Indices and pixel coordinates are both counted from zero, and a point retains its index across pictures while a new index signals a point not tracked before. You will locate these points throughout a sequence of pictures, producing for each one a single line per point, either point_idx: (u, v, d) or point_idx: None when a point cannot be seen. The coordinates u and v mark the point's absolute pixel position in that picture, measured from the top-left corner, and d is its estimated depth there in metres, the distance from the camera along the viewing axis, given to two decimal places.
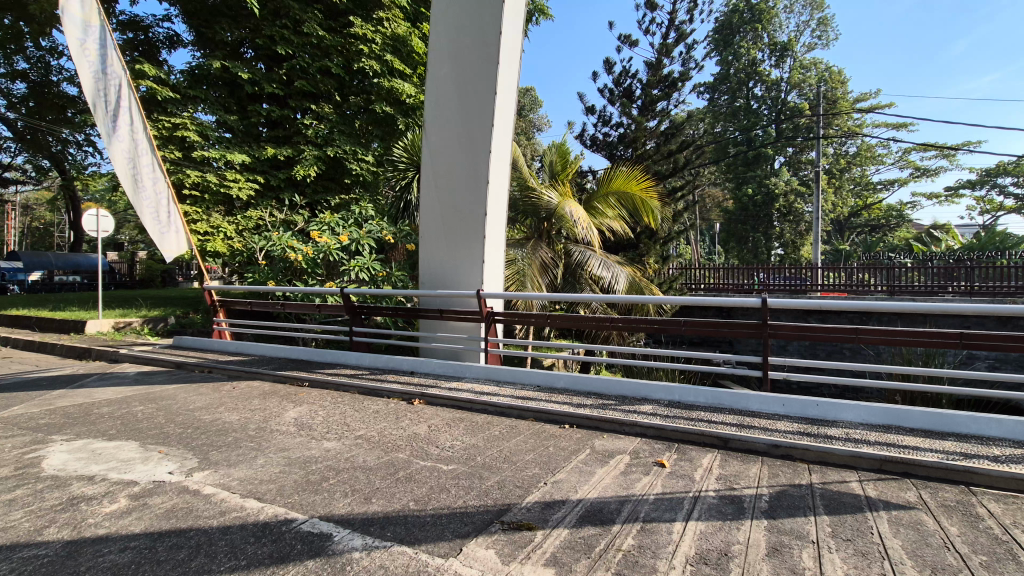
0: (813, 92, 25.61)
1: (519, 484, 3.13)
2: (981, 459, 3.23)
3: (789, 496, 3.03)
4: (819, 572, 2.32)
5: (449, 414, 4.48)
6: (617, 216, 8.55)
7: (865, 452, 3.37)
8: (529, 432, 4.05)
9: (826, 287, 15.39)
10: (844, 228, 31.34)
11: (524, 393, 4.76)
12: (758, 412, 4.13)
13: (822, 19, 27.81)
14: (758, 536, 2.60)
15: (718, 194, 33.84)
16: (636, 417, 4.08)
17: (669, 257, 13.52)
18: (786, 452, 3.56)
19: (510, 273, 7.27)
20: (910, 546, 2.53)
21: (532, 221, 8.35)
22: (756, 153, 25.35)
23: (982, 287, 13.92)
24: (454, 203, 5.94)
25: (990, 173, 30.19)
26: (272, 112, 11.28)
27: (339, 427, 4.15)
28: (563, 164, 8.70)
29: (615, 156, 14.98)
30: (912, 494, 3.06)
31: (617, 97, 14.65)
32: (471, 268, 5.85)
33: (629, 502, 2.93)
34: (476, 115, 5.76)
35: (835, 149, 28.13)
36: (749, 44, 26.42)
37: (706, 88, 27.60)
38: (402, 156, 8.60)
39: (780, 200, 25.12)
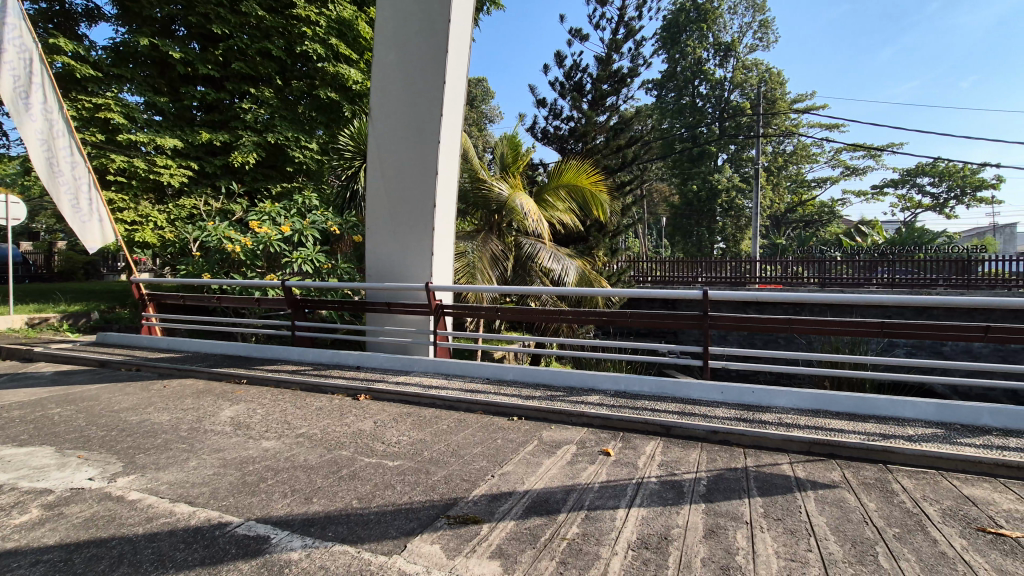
0: (754, 92, 26.68)
1: (466, 478, 3.11)
2: (897, 439, 3.48)
3: (726, 480, 3.16)
4: (751, 551, 2.44)
5: (396, 409, 4.40)
6: (568, 209, 8.61)
7: (795, 435, 3.56)
8: (477, 425, 4.04)
9: (764, 279, 16.17)
10: (781, 224, 32.96)
11: (473, 385, 4.74)
12: (698, 400, 4.28)
13: (763, 22, 28.94)
14: (696, 520, 2.70)
15: (664, 189, 34.89)
16: (584, 408, 4.14)
17: (618, 250, 13.80)
18: (724, 437, 3.72)
19: (460, 266, 7.24)
20: (833, 522, 2.70)
21: (483, 213, 8.34)
22: (701, 150, 26.23)
23: (903, 279, 14.98)
24: (402, 194, 5.81)
25: (910, 173, 32.47)
26: (208, 94, 10.66)
27: (279, 426, 3.99)
28: (514, 155, 8.66)
29: (566, 150, 15.12)
30: (836, 473, 3.27)
31: (568, 90, 14.75)
32: (419, 260, 5.76)
33: (574, 491, 2.98)
34: (425, 104, 5.64)
35: (774, 147, 29.52)
36: (695, 43, 27.23)
37: (653, 84, 28.24)
38: (348, 145, 8.33)
39: (722, 196, 26.10)
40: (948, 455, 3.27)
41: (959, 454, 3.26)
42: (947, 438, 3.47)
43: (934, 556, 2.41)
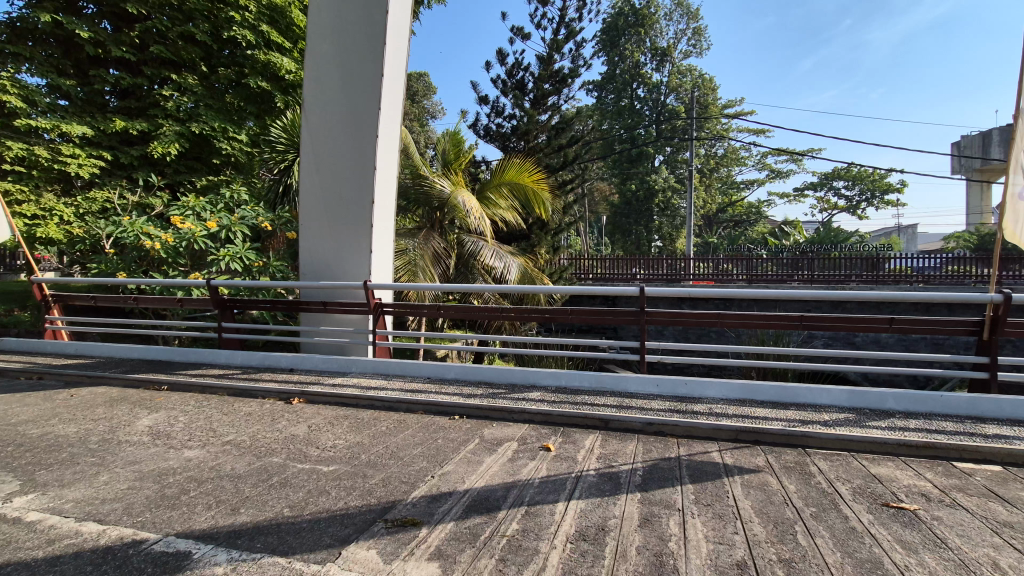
0: (688, 97, 27.80)
1: (405, 480, 3.04)
2: (815, 425, 3.73)
3: (660, 469, 3.28)
4: (682, 537, 2.53)
5: (332, 412, 4.25)
6: (510, 207, 8.64)
7: (724, 424, 3.74)
8: (417, 426, 3.97)
9: (698, 276, 16.92)
10: (713, 223, 34.59)
11: (412, 386, 4.64)
12: (635, 393, 4.40)
13: (696, 29, 30.19)
14: (632, 510, 2.78)
15: (605, 188, 35.76)
16: (525, 404, 4.16)
17: (560, 248, 13.99)
18: (659, 429, 3.86)
19: (401, 264, 7.09)
20: (758, 505, 2.86)
21: (424, 210, 8.23)
22: (639, 151, 27.08)
23: (820, 275, 16.11)
24: (339, 190, 5.62)
25: (828, 177, 34.98)
26: (122, 79, 9.89)
27: (204, 434, 3.76)
28: (456, 152, 8.60)
29: (509, 148, 15.16)
30: (761, 458, 3.46)
31: (510, 88, 14.78)
32: (357, 259, 5.59)
33: (515, 488, 2.98)
34: (362, 97, 5.48)
35: (706, 150, 30.90)
36: (634, 47, 28.09)
37: (594, 85, 28.87)
38: (281, 137, 7.96)
39: (659, 196, 27.03)
40: (858, 437, 3.55)
41: (867, 437, 3.54)
42: (858, 422, 3.76)
43: (845, 532, 2.60)
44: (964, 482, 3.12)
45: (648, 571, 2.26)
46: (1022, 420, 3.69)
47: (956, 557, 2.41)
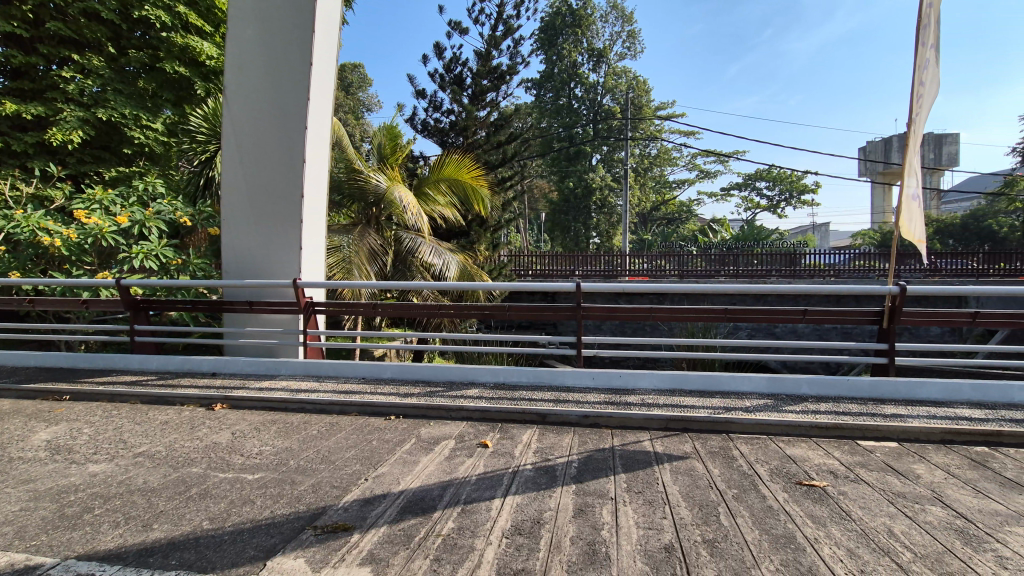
0: (623, 98, 28.59)
1: (336, 484, 2.95)
2: (738, 411, 3.95)
3: (594, 460, 3.36)
4: (614, 525, 2.61)
5: (258, 418, 4.05)
6: (448, 203, 8.55)
7: (655, 414, 3.90)
8: (351, 428, 3.86)
9: (633, 272, 17.48)
10: (648, 221, 35.85)
11: (346, 387, 4.49)
12: (572, 387, 4.46)
13: (631, 32, 31.09)
14: (567, 501, 2.83)
15: (544, 185, 36.23)
16: (463, 402, 4.14)
17: (500, 244, 14.01)
18: (594, 421, 3.96)
19: (334, 261, 6.84)
20: (685, 490, 2.99)
21: (360, 205, 8.01)
22: (577, 149, 27.56)
23: (744, 270, 17.11)
24: (265, 182, 5.35)
25: (751, 178, 37.14)
26: (13, 57, 8.95)
27: (112, 446, 3.47)
28: (393, 146, 8.42)
29: (447, 143, 15.02)
30: (688, 445, 3.63)
31: (448, 83, 14.61)
32: (286, 255, 5.34)
33: (451, 486, 2.96)
34: (290, 86, 5.24)
35: (641, 150, 31.95)
36: (571, 47, 28.54)
37: (532, 83, 29.11)
38: (200, 127, 7.48)
39: (596, 194, 27.65)
40: (775, 421, 3.79)
41: (783, 421, 3.80)
42: (775, 407, 4.02)
43: (763, 510, 2.78)
44: (866, 458, 3.41)
45: (580, 561, 2.31)
46: (914, 399, 4.08)
47: (858, 527, 2.62)
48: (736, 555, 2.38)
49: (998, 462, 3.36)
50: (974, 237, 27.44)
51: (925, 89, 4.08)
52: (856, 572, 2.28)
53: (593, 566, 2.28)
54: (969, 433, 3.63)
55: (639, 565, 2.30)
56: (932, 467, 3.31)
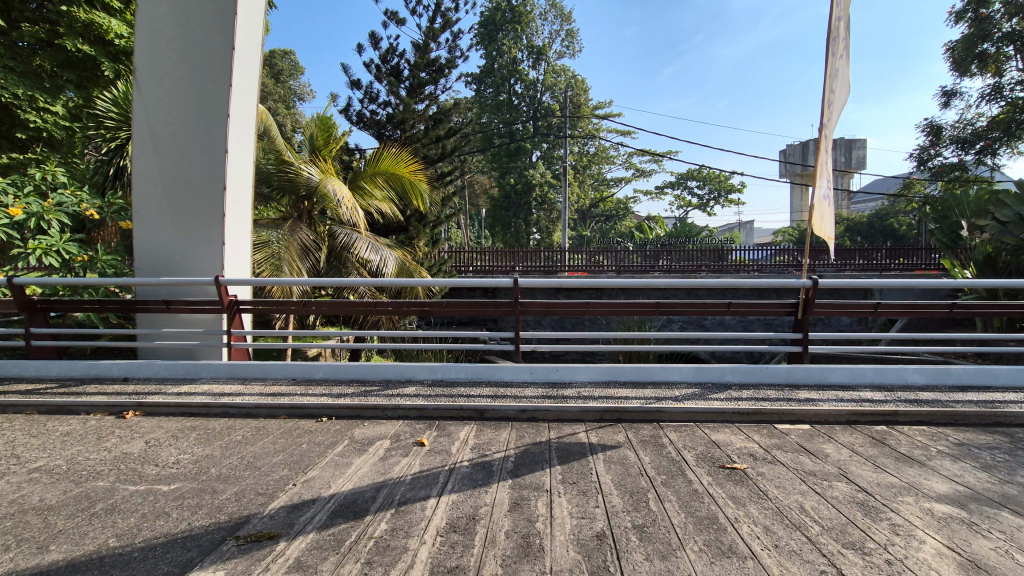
0: (562, 96, 28.98)
1: (262, 491, 2.81)
2: (668, 400, 4.12)
3: (531, 454, 3.39)
4: (549, 517, 2.65)
5: (176, 424, 3.80)
6: (385, 198, 8.35)
7: (590, 406, 4.00)
8: (280, 431, 3.70)
9: (572, 267, 17.82)
10: (587, 218, 36.58)
11: (274, 389, 4.29)
12: (510, 382, 4.45)
13: (569, 31, 31.54)
14: (502, 496, 2.84)
15: (485, 181, 36.17)
16: (399, 400, 4.07)
17: (440, 240, 13.85)
18: (531, 415, 4.01)
19: (262, 257, 6.50)
20: (618, 478, 3.09)
21: (290, 199, 7.66)
22: (517, 146, 27.65)
23: (677, 266, 17.84)
24: (183, 173, 5.01)
25: (683, 177, 38.79)
26: None
27: (2, 462, 3.14)
28: (325, 138, 8.14)
29: (384, 136, 14.61)
30: (621, 435, 3.74)
31: (385, 74, 14.25)
32: (207, 250, 5.03)
33: (385, 487, 2.90)
34: (210, 71, 4.94)
35: (580, 147, 32.54)
36: (511, 43, 28.50)
37: (472, 78, 28.92)
38: (109, 111, 6.91)
39: (536, 190, 27.81)
40: (701, 409, 3.99)
41: (709, 408, 4.00)
42: (702, 395, 4.22)
43: (689, 494, 2.91)
44: (782, 441, 3.66)
45: (514, 554, 2.32)
46: (825, 384, 4.41)
47: (774, 506, 2.80)
48: (664, 539, 2.48)
49: (894, 439, 3.69)
50: (878, 235, 30.03)
51: (836, 97, 4.40)
52: (771, 547, 2.43)
53: (526, 559, 2.30)
54: (871, 414, 3.97)
55: (571, 554, 2.34)
56: (840, 446, 3.59)
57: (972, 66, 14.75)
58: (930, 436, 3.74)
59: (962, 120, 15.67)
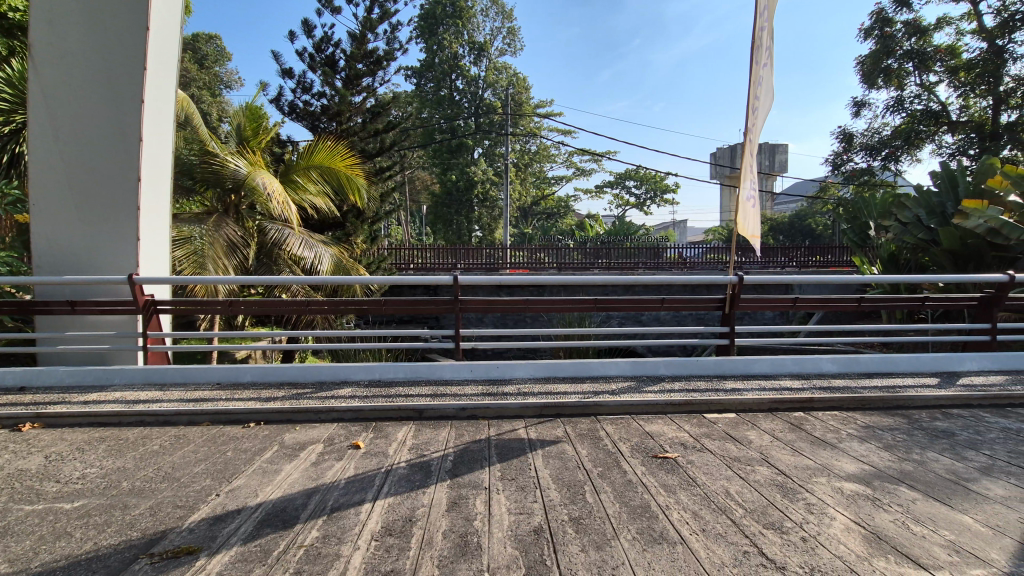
0: (503, 93, 28.97)
1: (180, 503, 2.64)
2: (605, 394, 4.23)
3: (470, 452, 3.38)
4: (487, 515, 2.64)
5: (82, 436, 3.49)
6: (320, 192, 8.05)
7: (529, 402, 4.03)
8: (202, 439, 3.48)
9: (514, 265, 17.90)
10: (528, 216, 36.81)
11: (196, 394, 4.03)
12: (450, 380, 4.41)
13: (510, 29, 31.59)
14: (440, 496, 2.81)
15: (426, 177, 35.67)
16: (334, 402, 3.93)
17: (378, 237, 13.51)
18: (471, 413, 3.99)
19: (184, 254, 6.09)
20: (556, 472, 3.13)
21: (215, 192, 7.23)
22: (459, 142, 27.36)
23: (615, 263, 18.32)
24: (90, 162, 4.61)
25: (621, 177, 39.91)
26: None
27: None
28: (254, 128, 7.76)
29: (318, 128, 14.00)
30: (560, 429, 3.80)
31: (319, 64, 13.71)
32: (119, 246, 4.64)
33: (317, 493, 2.80)
34: (120, 53, 4.56)
35: (521, 145, 32.67)
36: (451, 38, 28.16)
37: (412, 71, 28.35)
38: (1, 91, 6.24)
39: (478, 187, 27.65)
40: (636, 402, 4.12)
41: (643, 400, 4.13)
42: (638, 388, 4.36)
43: (623, 485, 3.00)
44: (711, 429, 3.84)
45: (451, 554, 2.30)
46: (748, 374, 4.68)
47: (703, 491, 2.94)
48: (599, 529, 2.54)
49: (810, 424, 3.97)
50: (798, 234, 32.27)
51: (761, 103, 4.67)
52: (698, 532, 2.55)
53: (464, 558, 2.29)
54: (789, 401, 4.24)
55: (509, 551, 2.35)
56: (762, 432, 3.81)
57: (879, 79, 15.99)
58: (841, 420, 4.05)
59: (870, 129, 17.05)
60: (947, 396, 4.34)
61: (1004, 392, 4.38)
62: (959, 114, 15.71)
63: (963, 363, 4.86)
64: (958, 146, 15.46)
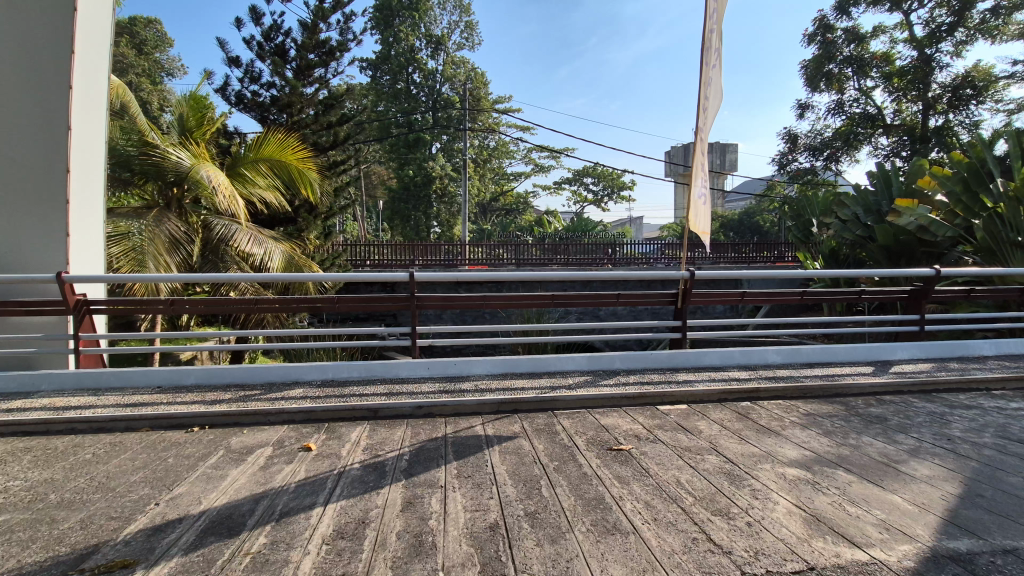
0: (461, 88, 28.73)
1: (115, 514, 2.49)
2: (562, 389, 4.28)
3: (426, 450, 3.34)
4: (442, 513, 2.62)
5: (5, 447, 3.25)
6: (270, 186, 7.77)
7: (487, 399, 4.03)
8: (141, 446, 3.30)
9: (473, 261, 17.84)
10: (487, 212, 36.71)
11: (134, 399, 3.82)
12: (406, 378, 4.36)
13: (468, 24, 31.34)
14: (395, 496, 2.77)
15: (382, 172, 34.99)
16: (284, 404, 3.81)
17: (333, 232, 13.16)
18: (428, 411, 3.94)
19: (121, 250, 5.77)
20: (512, 468, 3.14)
21: (156, 185, 6.86)
22: (416, 136, 26.96)
23: (573, 259, 18.53)
24: (14, 152, 4.31)
25: (579, 174, 40.37)
26: None
27: None
28: (198, 119, 7.43)
29: (268, 120, 13.48)
30: (516, 425, 3.81)
31: (268, 53, 13.19)
32: (48, 242, 4.33)
33: (265, 498, 2.70)
34: (44, 35, 4.30)
35: (480, 141, 32.53)
36: (408, 30, 27.69)
37: (367, 63, 27.71)
38: None
39: (436, 182, 27.34)
40: (592, 396, 4.18)
41: (599, 394, 4.20)
42: (594, 382, 4.44)
43: (579, 478, 3.03)
44: (663, 421, 3.94)
45: (405, 555, 2.27)
46: (699, 366, 4.84)
47: (655, 481, 3.01)
48: (554, 523, 2.56)
49: (756, 413, 4.14)
50: (746, 232, 33.53)
51: (710, 102, 4.80)
52: (650, 521, 2.61)
53: (418, 558, 2.26)
54: (737, 391, 4.40)
55: (464, 548, 2.34)
56: (711, 422, 3.95)
57: (821, 83, 16.79)
58: (785, 409, 4.24)
59: (813, 131, 17.87)
60: (881, 383, 4.61)
61: (931, 378, 4.70)
62: (892, 118, 16.70)
63: (895, 352, 5.18)
64: (892, 148, 16.34)
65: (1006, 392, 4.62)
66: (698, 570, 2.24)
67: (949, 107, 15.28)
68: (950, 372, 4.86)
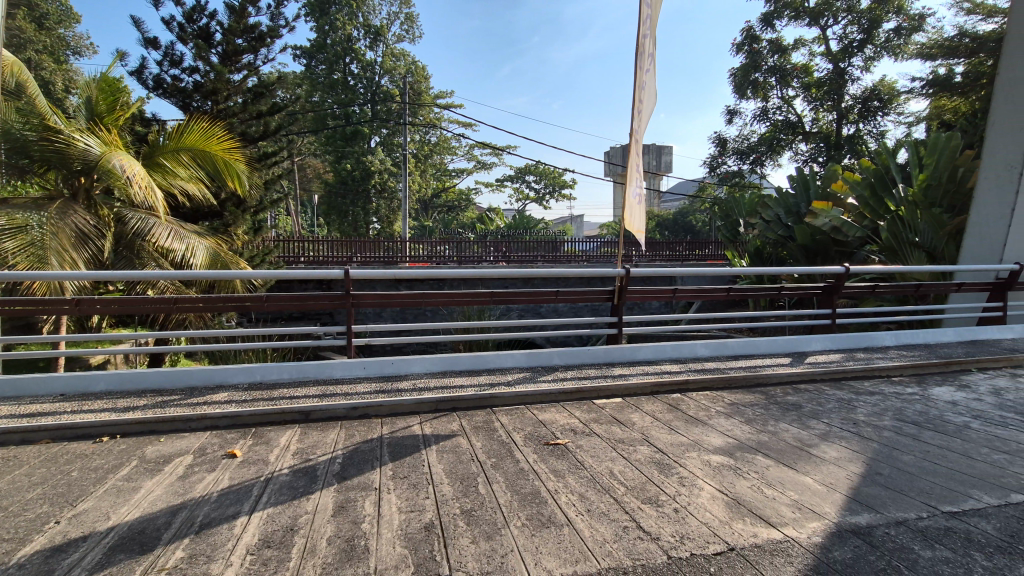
0: (401, 81, 28.10)
1: (8, 536, 2.27)
2: (501, 386, 4.30)
3: (360, 452, 3.27)
4: (376, 516, 2.57)
5: None
6: (192, 177, 7.31)
7: (425, 397, 3.98)
8: (41, 459, 3.02)
9: (413, 257, 17.52)
10: (429, 207, 36.18)
11: (33, 408, 3.49)
12: (340, 378, 4.24)
13: (408, 16, 30.74)
14: (326, 501, 2.69)
15: (318, 165, 33.67)
16: (207, 409, 3.60)
17: (264, 227, 12.53)
18: (364, 412, 3.85)
19: (18, 244, 5.24)
20: (449, 466, 3.13)
21: (59, 174, 6.30)
22: (353, 129, 26.17)
23: (515, 256, 18.60)
24: None
25: (522, 171, 40.60)
26: None
27: None
28: (110, 103, 6.85)
29: (190, 107, 12.64)
30: (454, 423, 3.80)
31: (190, 36, 12.35)
32: None
33: (183, 509, 2.55)
34: None
35: (421, 136, 32.01)
36: (344, 19, 26.78)
37: (301, 52, 26.59)
38: None
39: (375, 177, 26.65)
40: (531, 391, 4.23)
41: (537, 390, 4.26)
42: (532, 378, 4.49)
43: (516, 474, 3.06)
44: (598, 414, 4.05)
45: (336, 560, 2.21)
46: (633, 360, 5.01)
47: (589, 473, 3.09)
48: (490, 520, 2.58)
49: (685, 404, 4.34)
50: (681, 230, 34.95)
51: (644, 105, 4.97)
52: (584, 512, 2.68)
53: (350, 563, 2.21)
54: (667, 384, 4.60)
55: (397, 550, 2.31)
56: (644, 414, 4.10)
57: (748, 91, 17.81)
58: (712, 399, 4.47)
59: (741, 136, 18.93)
60: (797, 373, 4.96)
61: (841, 368, 5.10)
62: (811, 125, 17.92)
63: (810, 344, 5.58)
64: (810, 154, 17.57)
65: (904, 378, 5.09)
66: (628, 557, 2.32)
67: (859, 117, 16.57)
68: (857, 362, 5.29)
